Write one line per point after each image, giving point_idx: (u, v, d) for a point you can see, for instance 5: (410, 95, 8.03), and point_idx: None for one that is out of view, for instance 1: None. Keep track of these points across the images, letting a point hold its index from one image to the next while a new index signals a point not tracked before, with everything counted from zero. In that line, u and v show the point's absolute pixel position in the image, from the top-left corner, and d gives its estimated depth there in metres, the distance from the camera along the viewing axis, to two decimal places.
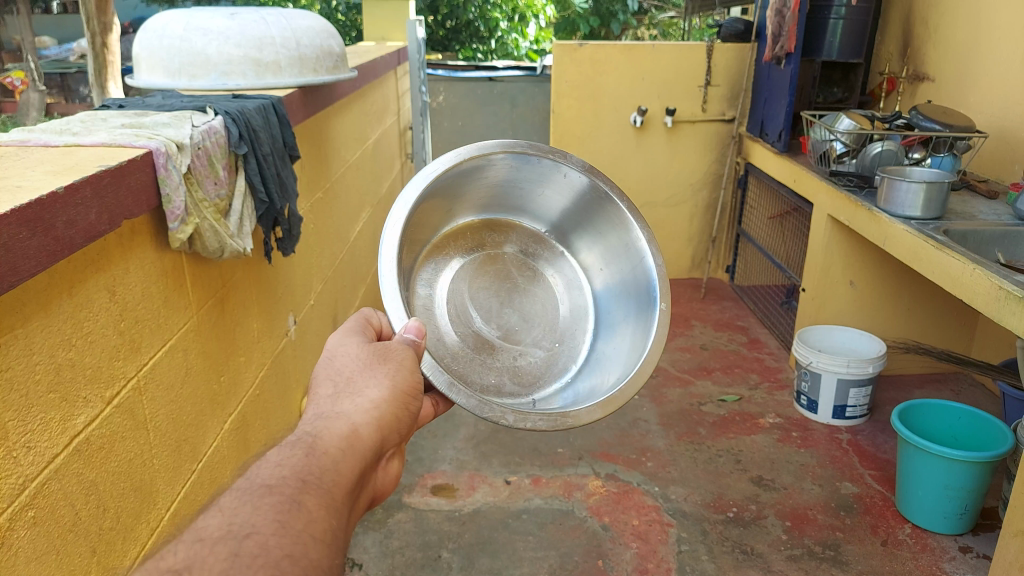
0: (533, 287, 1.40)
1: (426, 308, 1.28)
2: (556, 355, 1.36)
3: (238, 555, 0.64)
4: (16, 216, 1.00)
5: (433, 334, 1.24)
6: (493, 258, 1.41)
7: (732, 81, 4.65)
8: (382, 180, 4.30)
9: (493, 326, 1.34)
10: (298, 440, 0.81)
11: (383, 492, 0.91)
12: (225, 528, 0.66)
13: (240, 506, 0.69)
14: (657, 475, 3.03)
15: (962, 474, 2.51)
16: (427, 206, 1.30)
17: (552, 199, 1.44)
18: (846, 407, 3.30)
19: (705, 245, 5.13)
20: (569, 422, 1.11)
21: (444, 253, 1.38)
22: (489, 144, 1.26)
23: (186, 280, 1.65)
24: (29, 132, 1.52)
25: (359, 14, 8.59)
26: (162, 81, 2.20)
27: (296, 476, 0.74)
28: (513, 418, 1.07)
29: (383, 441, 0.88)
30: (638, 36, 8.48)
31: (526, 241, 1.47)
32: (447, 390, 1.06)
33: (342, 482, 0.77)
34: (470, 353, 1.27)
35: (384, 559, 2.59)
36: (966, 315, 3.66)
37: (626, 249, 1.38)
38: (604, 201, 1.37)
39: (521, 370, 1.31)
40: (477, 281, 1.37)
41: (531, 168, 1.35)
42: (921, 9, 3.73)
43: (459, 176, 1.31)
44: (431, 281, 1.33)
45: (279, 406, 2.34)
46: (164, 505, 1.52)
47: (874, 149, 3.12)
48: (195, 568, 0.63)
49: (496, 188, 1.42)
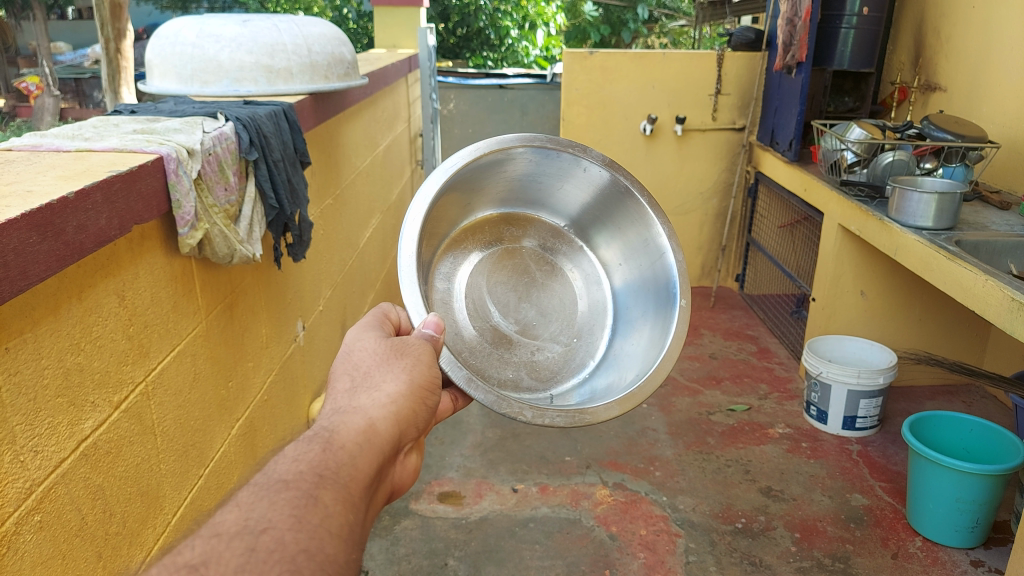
0: (552, 282, 1.39)
1: (443, 302, 1.27)
2: (574, 351, 1.35)
3: (254, 550, 0.64)
4: (27, 220, 1.01)
5: (451, 328, 1.23)
6: (510, 253, 1.40)
7: (742, 90, 4.64)
8: (392, 187, 4.32)
9: (510, 320, 1.33)
10: (315, 434, 0.81)
11: (401, 487, 0.91)
12: (242, 524, 0.66)
13: (257, 501, 0.68)
14: (665, 485, 3.01)
15: (974, 488, 2.48)
16: (446, 200, 1.30)
17: (571, 194, 1.42)
18: (857, 418, 3.27)
19: (715, 253, 5.11)
20: (586, 419, 1.11)
21: (462, 247, 1.37)
22: (507, 138, 1.25)
23: (196, 285, 1.66)
24: (42, 137, 1.53)
25: (370, 22, 8.65)
26: (175, 88, 2.21)
27: (312, 470, 0.73)
28: (531, 414, 1.07)
29: (401, 435, 0.87)
30: (648, 44, 8.49)
31: (545, 235, 1.45)
32: (464, 385, 1.05)
33: (359, 477, 0.77)
34: (487, 347, 1.26)
35: (389, 565, 2.59)
36: (978, 326, 3.63)
37: (645, 244, 1.37)
38: (623, 196, 1.36)
39: (538, 365, 1.30)
40: (494, 276, 1.36)
41: (550, 162, 1.34)
42: (933, 19, 3.72)
43: (478, 170, 1.30)
44: (448, 275, 1.32)
45: (286, 410, 2.34)
46: (169, 511, 1.51)
47: (885, 158, 3.08)
48: (211, 563, 0.62)
49: (516, 182, 1.41)
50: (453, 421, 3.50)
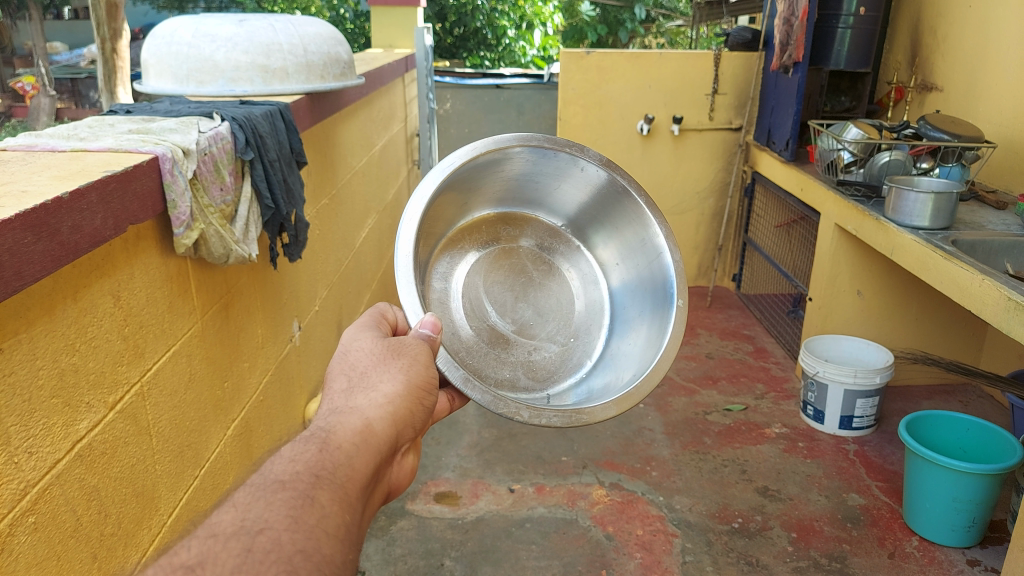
0: (549, 282, 1.39)
1: (441, 302, 1.27)
2: (570, 350, 1.35)
3: (250, 551, 0.64)
4: (21, 221, 1.01)
5: (448, 328, 1.23)
6: (507, 252, 1.40)
7: (739, 90, 4.64)
8: (389, 186, 4.31)
9: (507, 320, 1.33)
10: (312, 435, 0.80)
11: (398, 487, 0.91)
12: (238, 524, 0.66)
13: (254, 502, 0.68)
14: (662, 485, 3.01)
15: (970, 487, 2.49)
16: (443, 199, 1.30)
17: (568, 193, 1.42)
18: (853, 417, 3.27)
19: (711, 253, 5.12)
20: (583, 419, 1.11)
21: (459, 246, 1.37)
22: (505, 138, 1.25)
23: (191, 285, 1.65)
24: (37, 137, 1.53)
25: (367, 22, 8.64)
26: (171, 88, 2.20)
27: (309, 470, 0.73)
28: (527, 415, 1.06)
29: (398, 436, 0.87)
30: (645, 44, 8.49)
31: (542, 235, 1.45)
32: (462, 385, 1.05)
33: (356, 477, 0.76)
34: (484, 347, 1.26)
35: (386, 566, 2.59)
36: (974, 326, 3.64)
37: (642, 244, 1.37)
38: (621, 196, 1.36)
39: (535, 365, 1.30)
40: (491, 276, 1.36)
41: (548, 161, 1.34)
42: (929, 19, 3.73)
43: (475, 169, 1.30)
44: (445, 275, 1.32)
45: (282, 411, 2.34)
46: (164, 512, 1.51)
47: (881, 158, 3.08)
48: (207, 564, 0.62)
49: (513, 181, 1.41)
50: (449, 421, 3.50)
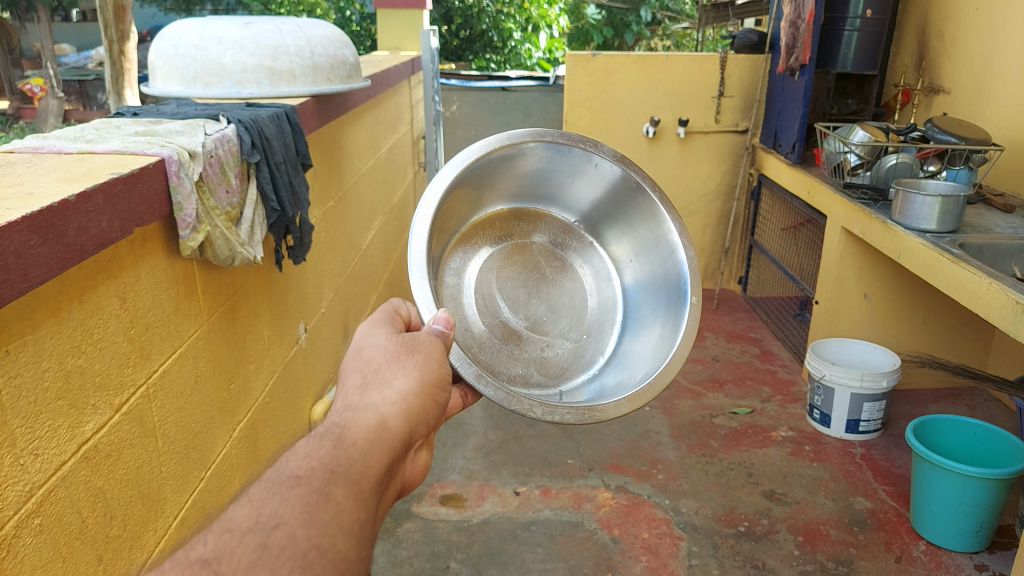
0: (561, 278, 1.38)
1: (453, 297, 1.26)
2: (583, 347, 1.35)
3: (267, 546, 0.63)
4: (27, 223, 1.01)
5: (461, 324, 1.23)
6: (521, 248, 1.39)
7: (745, 92, 4.63)
8: (395, 188, 4.31)
9: (520, 316, 1.32)
10: (327, 431, 0.80)
11: (411, 484, 0.91)
12: (254, 519, 0.65)
13: (269, 498, 0.68)
14: (668, 488, 3.00)
15: (977, 491, 2.47)
16: (456, 194, 1.29)
17: (583, 190, 1.42)
18: (860, 421, 3.26)
19: (718, 256, 5.10)
20: (596, 416, 1.11)
21: (471, 243, 1.36)
22: (519, 133, 1.25)
23: (198, 287, 1.66)
24: (43, 139, 1.53)
25: (373, 24, 8.67)
26: (178, 89, 2.21)
27: (324, 466, 0.73)
28: (540, 411, 1.06)
29: (412, 432, 0.87)
30: (651, 46, 8.46)
31: (555, 231, 1.44)
32: (474, 381, 1.05)
33: (369, 474, 0.76)
34: (497, 343, 1.26)
35: (391, 568, 2.59)
36: (982, 330, 3.62)
37: (656, 241, 1.37)
38: (635, 192, 1.36)
39: (548, 362, 1.29)
40: (504, 272, 1.35)
41: (562, 157, 1.34)
42: (936, 21, 3.72)
43: (489, 165, 1.30)
44: (458, 270, 1.31)
45: (288, 414, 2.33)
46: (170, 514, 1.51)
47: (888, 161, 3.08)
48: (224, 560, 0.62)
49: (527, 177, 1.40)
50: (454, 423, 3.50)
